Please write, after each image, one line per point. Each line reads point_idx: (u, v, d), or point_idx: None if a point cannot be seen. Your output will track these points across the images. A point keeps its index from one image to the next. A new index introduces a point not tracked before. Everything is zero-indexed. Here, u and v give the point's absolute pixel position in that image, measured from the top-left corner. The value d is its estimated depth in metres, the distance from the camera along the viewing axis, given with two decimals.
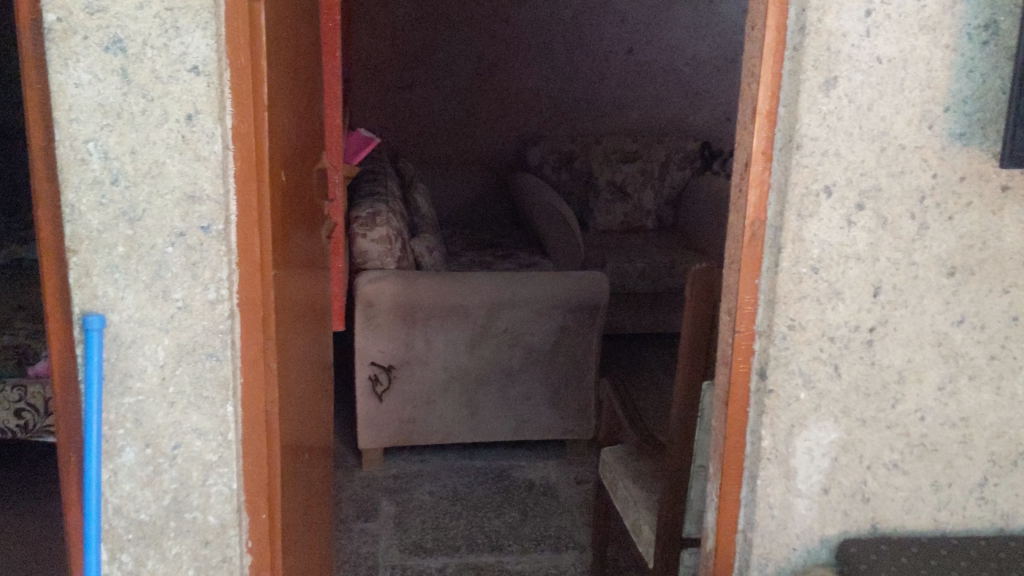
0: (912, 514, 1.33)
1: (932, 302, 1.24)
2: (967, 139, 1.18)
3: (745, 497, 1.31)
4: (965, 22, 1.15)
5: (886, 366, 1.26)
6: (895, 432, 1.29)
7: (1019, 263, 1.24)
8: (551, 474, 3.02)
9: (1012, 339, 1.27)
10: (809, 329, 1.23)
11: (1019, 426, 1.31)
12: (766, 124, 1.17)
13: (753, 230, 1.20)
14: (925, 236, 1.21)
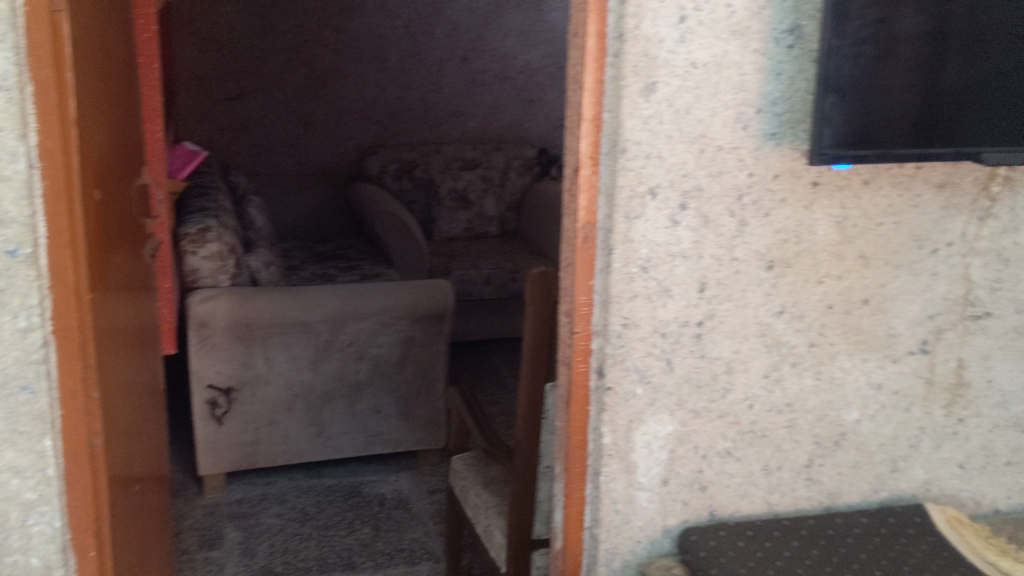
0: (747, 499, 1.39)
1: (754, 295, 1.30)
2: (779, 139, 1.24)
3: (590, 494, 1.33)
4: (772, 27, 1.20)
5: (715, 358, 1.31)
6: (726, 421, 1.34)
7: (831, 255, 1.31)
8: (402, 487, 2.99)
9: (828, 325, 1.33)
10: (642, 326, 1.27)
11: (839, 408, 1.38)
12: (592, 129, 1.20)
13: (584, 233, 1.23)
14: (744, 233, 1.27)
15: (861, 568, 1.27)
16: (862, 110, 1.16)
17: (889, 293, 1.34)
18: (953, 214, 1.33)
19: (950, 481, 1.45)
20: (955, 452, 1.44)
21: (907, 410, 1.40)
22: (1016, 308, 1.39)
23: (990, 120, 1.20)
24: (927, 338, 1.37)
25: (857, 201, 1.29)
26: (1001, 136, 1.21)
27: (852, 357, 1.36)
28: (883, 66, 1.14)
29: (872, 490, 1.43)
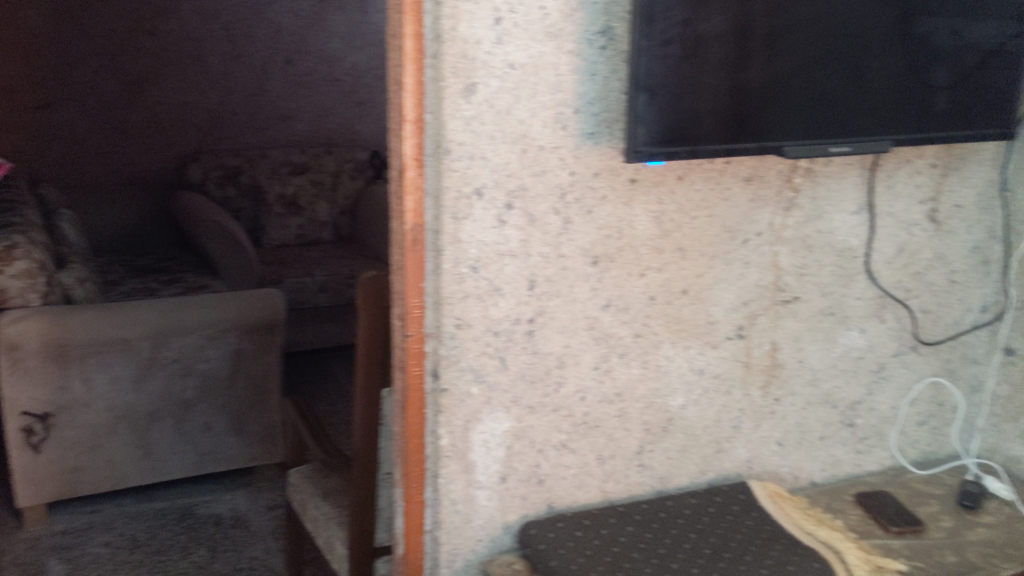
0: (583, 489, 1.42)
1: (581, 290, 1.33)
2: (596, 138, 1.28)
3: (430, 497, 1.33)
4: (584, 29, 1.23)
5: (547, 354, 1.33)
6: (560, 414, 1.37)
7: (651, 248, 1.35)
8: (240, 505, 2.89)
9: (652, 317, 1.38)
10: (474, 326, 1.28)
11: (666, 395, 1.43)
12: (414, 131, 1.19)
13: (414, 236, 1.22)
14: (569, 231, 1.30)
15: (692, 547, 1.32)
16: (672, 108, 1.20)
17: (706, 282, 1.40)
18: (761, 206, 1.40)
19: (770, 458, 1.53)
20: (773, 430, 1.52)
21: (728, 393, 1.47)
22: (822, 292, 1.48)
23: (789, 115, 1.27)
24: (743, 324, 1.44)
25: (672, 196, 1.34)
26: (799, 131, 1.29)
27: (675, 345, 1.41)
28: (691, 65, 1.19)
29: (700, 471, 1.49)
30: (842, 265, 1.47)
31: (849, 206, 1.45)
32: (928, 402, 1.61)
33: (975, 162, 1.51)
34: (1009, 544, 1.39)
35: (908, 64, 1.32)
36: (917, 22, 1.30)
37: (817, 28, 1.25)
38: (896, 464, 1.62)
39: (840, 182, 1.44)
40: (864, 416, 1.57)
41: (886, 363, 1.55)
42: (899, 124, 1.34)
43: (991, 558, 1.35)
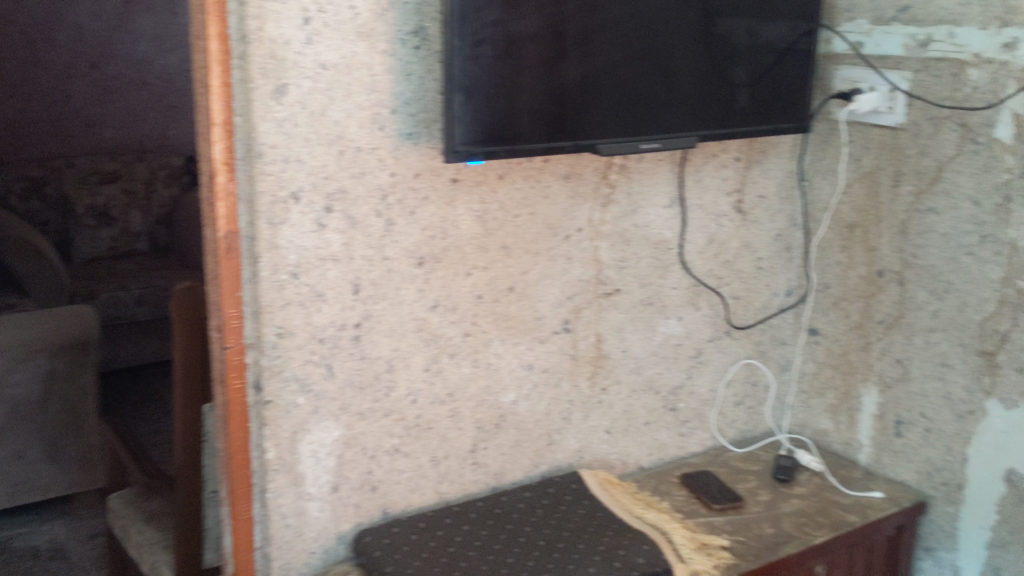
0: (417, 492, 1.41)
1: (408, 292, 1.32)
2: (415, 139, 1.27)
3: (258, 513, 1.28)
4: (397, 29, 1.22)
5: (375, 358, 1.31)
6: (391, 418, 1.35)
7: (476, 247, 1.36)
8: (59, 535, 2.71)
9: (480, 315, 1.39)
10: (298, 334, 1.24)
11: (497, 391, 1.44)
12: (223, 134, 1.14)
13: (227, 243, 1.18)
14: (392, 233, 1.28)
15: (527, 540, 1.34)
16: (488, 107, 1.21)
17: (531, 279, 1.42)
18: (579, 203, 1.43)
19: (600, 446, 1.57)
20: (602, 419, 1.55)
21: (557, 386, 1.49)
22: (641, 283, 1.52)
23: (602, 113, 1.30)
24: (568, 318, 1.47)
25: (494, 196, 1.35)
26: (613, 128, 1.32)
27: (504, 342, 1.42)
28: (505, 65, 1.20)
29: (533, 465, 1.51)
30: (658, 257, 1.53)
31: (662, 200, 1.50)
32: (743, 383, 1.69)
33: (774, 155, 1.59)
34: (819, 512, 1.47)
35: (711, 63, 1.38)
36: (717, 23, 1.36)
37: (625, 28, 1.28)
38: (717, 444, 1.69)
39: (653, 177, 1.49)
40: (685, 400, 1.63)
41: (703, 348, 1.62)
42: (705, 119, 1.41)
43: (805, 526, 1.43)
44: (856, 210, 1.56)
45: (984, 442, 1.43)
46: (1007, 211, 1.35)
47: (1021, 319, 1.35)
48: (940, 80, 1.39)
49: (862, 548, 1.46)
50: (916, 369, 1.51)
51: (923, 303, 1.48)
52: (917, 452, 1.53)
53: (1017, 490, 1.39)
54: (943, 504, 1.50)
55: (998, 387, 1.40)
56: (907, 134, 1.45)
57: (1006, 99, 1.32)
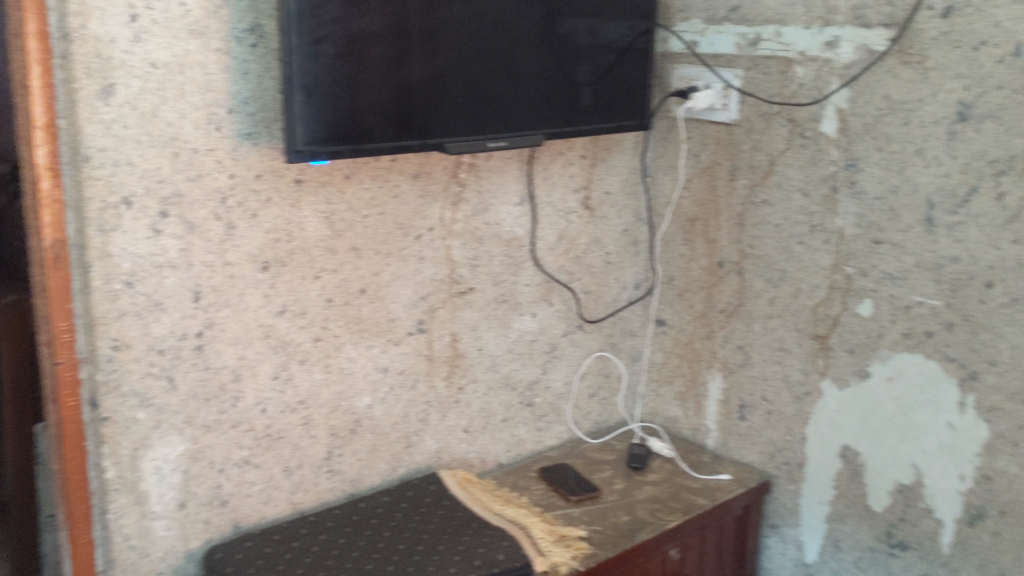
0: (270, 504, 1.36)
1: (252, 298, 1.27)
2: (255, 139, 1.23)
3: (99, 536, 1.20)
4: (231, 27, 1.18)
5: (220, 368, 1.26)
6: (239, 430, 1.30)
7: (324, 250, 1.32)
8: None
9: (330, 319, 1.35)
10: (135, 346, 1.18)
11: (350, 397, 1.40)
12: (45, 137, 1.07)
13: (54, 253, 1.10)
14: (234, 236, 1.24)
15: (386, 545, 1.30)
16: (331, 107, 1.17)
17: (383, 281, 1.39)
18: (430, 202, 1.41)
19: (458, 446, 1.55)
20: (459, 418, 1.54)
21: (413, 388, 1.47)
22: (494, 281, 1.52)
23: (448, 112, 1.29)
24: (423, 318, 1.45)
25: (341, 196, 1.32)
26: (460, 126, 1.31)
27: (356, 346, 1.39)
28: (347, 64, 1.17)
29: (391, 469, 1.48)
30: (511, 255, 1.53)
31: (512, 197, 1.51)
32: (596, 375, 1.72)
33: (619, 153, 1.63)
34: (671, 498, 1.50)
35: (554, 62, 1.39)
36: (559, 23, 1.38)
37: (469, 28, 1.28)
38: (573, 437, 1.72)
39: (502, 175, 1.49)
40: (541, 395, 1.65)
41: (556, 343, 1.64)
42: (550, 118, 1.42)
43: (658, 512, 1.45)
44: (696, 204, 1.59)
45: (820, 421, 1.47)
46: (834, 202, 1.39)
47: (850, 303, 1.39)
48: (769, 78, 1.42)
49: (712, 530, 1.49)
50: (756, 354, 1.55)
51: (761, 291, 1.52)
52: (760, 433, 1.57)
53: (851, 466, 1.44)
54: (786, 482, 1.54)
55: (831, 368, 1.44)
56: (741, 129, 1.49)
57: (830, 95, 1.35)
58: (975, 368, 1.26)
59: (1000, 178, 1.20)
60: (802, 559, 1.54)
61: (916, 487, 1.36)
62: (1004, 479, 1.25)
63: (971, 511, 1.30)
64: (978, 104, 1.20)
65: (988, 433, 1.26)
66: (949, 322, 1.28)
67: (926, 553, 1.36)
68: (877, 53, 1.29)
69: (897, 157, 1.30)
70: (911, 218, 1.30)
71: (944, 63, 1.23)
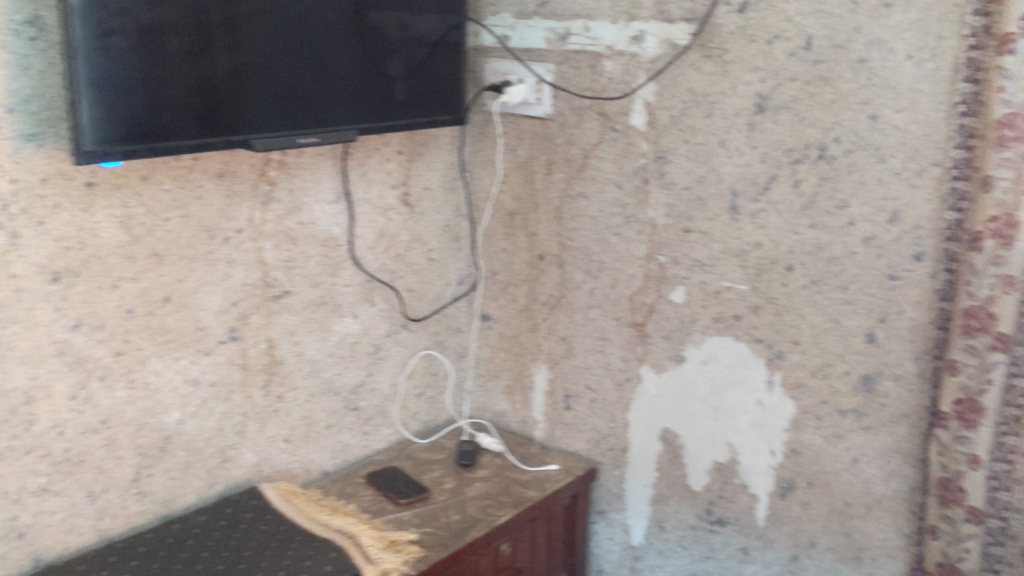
0: (74, 533, 1.25)
1: (43, 313, 1.16)
2: (39, 141, 1.13)
3: None
4: (7, 18, 1.08)
5: (9, 391, 1.14)
6: (35, 456, 1.18)
7: (122, 257, 1.23)
8: None
9: (132, 330, 1.26)
10: None
11: (159, 412, 1.31)
12: None
13: None
14: (18, 246, 1.12)
15: (205, 566, 1.22)
16: (125, 104, 1.09)
17: (189, 287, 1.31)
18: (237, 202, 1.34)
19: (279, 457, 1.48)
20: (279, 428, 1.47)
21: (228, 399, 1.39)
22: (310, 283, 1.46)
23: (254, 108, 1.23)
24: (235, 325, 1.38)
25: (139, 198, 1.23)
26: (269, 123, 1.26)
27: (162, 358, 1.30)
28: (141, 58, 1.09)
29: (207, 486, 1.40)
30: (327, 255, 1.48)
31: (326, 195, 1.46)
32: (423, 374, 1.69)
33: (435, 147, 1.60)
34: (502, 492, 1.47)
35: (365, 56, 1.36)
36: (368, 16, 1.34)
37: (273, 20, 1.22)
38: (401, 438, 1.68)
39: (314, 173, 1.43)
40: (366, 398, 1.60)
41: (380, 344, 1.60)
42: (363, 112, 1.38)
43: (489, 509, 1.41)
44: (515, 199, 1.60)
45: (641, 406, 1.50)
46: (645, 193, 1.42)
47: (665, 290, 1.43)
48: (579, 72, 1.44)
49: (542, 521, 1.47)
50: (579, 344, 1.57)
51: (580, 283, 1.53)
52: (585, 422, 1.59)
53: (672, 448, 1.47)
54: (611, 468, 1.57)
55: (649, 354, 1.47)
56: (555, 123, 1.50)
57: (638, 89, 1.38)
58: (781, 347, 1.33)
59: (796, 166, 1.26)
60: (629, 542, 1.57)
61: (732, 465, 1.41)
62: (811, 452, 1.32)
63: (783, 484, 1.36)
64: (775, 96, 1.26)
65: (793, 409, 1.33)
66: (755, 305, 1.34)
67: (743, 527, 1.42)
68: (680, 46, 1.33)
69: (702, 149, 1.34)
70: (717, 207, 1.34)
71: (742, 56, 1.27)
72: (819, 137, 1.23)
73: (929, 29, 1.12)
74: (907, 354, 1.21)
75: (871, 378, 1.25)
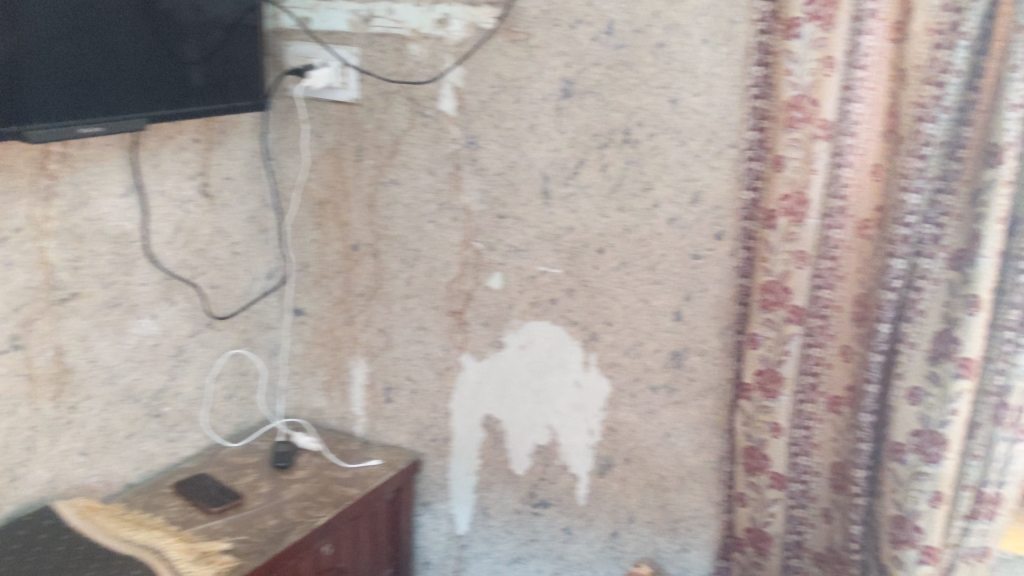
0: None
1: None
2: None
3: None
4: None
5: None
6: None
7: None
8: None
9: None
10: None
11: None
12: None
13: None
14: None
15: None
16: None
17: None
18: (14, 199, 1.20)
19: (76, 471, 1.35)
20: (74, 440, 1.34)
21: (13, 414, 1.24)
22: (102, 283, 1.34)
23: (34, 98, 1.11)
24: (16, 334, 1.23)
25: None
26: (49, 113, 1.13)
27: None
28: None
29: None
30: (120, 252, 1.36)
31: (116, 188, 1.34)
32: (232, 375, 1.60)
33: (236, 135, 1.52)
34: (321, 493, 1.41)
35: (155, 39, 1.26)
36: None
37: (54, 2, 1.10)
38: (211, 443, 1.58)
39: (101, 164, 1.31)
40: (171, 403, 1.49)
41: (183, 345, 1.49)
42: (157, 100, 1.29)
43: (308, 510, 1.36)
44: (324, 187, 1.54)
45: (463, 395, 1.49)
46: (458, 179, 1.40)
47: (481, 277, 1.42)
48: (385, 56, 1.40)
49: (365, 518, 1.43)
50: (397, 335, 1.53)
51: (396, 272, 1.50)
52: (406, 414, 1.56)
53: (494, 434, 1.47)
54: (434, 458, 1.55)
55: (468, 342, 1.46)
56: (362, 109, 1.45)
57: (445, 73, 1.36)
58: (595, 329, 1.34)
59: (604, 150, 1.28)
60: (454, 531, 1.55)
61: (552, 447, 1.42)
62: (627, 429, 1.35)
63: (601, 462, 1.39)
64: (580, 81, 1.27)
65: (609, 388, 1.35)
66: (570, 288, 1.35)
67: (565, 507, 1.43)
68: (486, 31, 1.32)
69: (512, 134, 1.34)
70: (529, 192, 1.35)
71: (547, 40, 1.28)
72: (624, 121, 1.25)
73: (722, 14, 1.15)
74: (713, 330, 1.26)
75: (680, 354, 1.29)
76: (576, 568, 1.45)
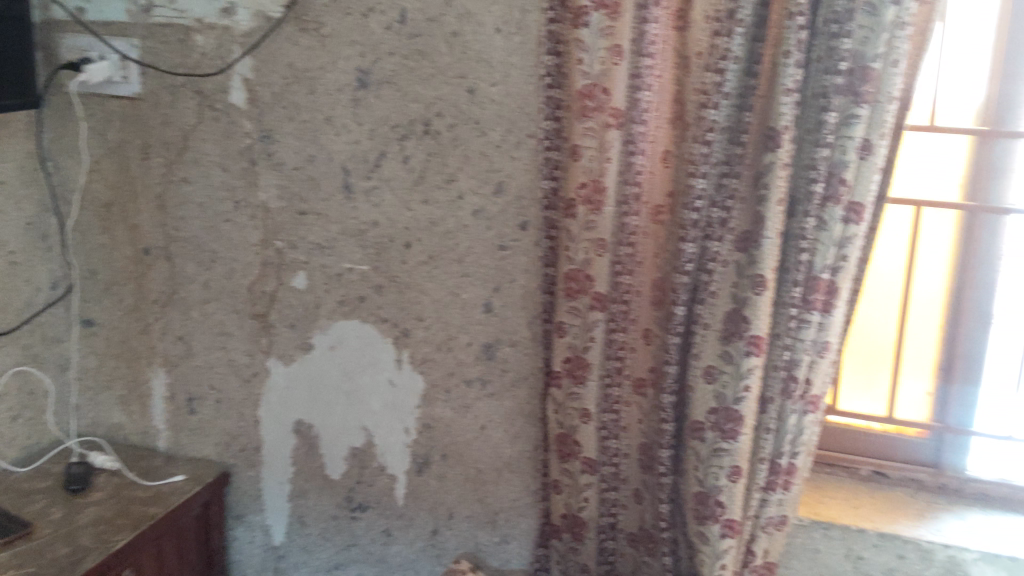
0: None
1: None
2: None
3: None
4: None
5: None
6: None
7: None
8: None
9: None
10: None
11: None
12: None
13: None
14: None
15: None
16: None
17: None
18: None
19: None
20: None
21: None
22: None
23: None
24: None
25: None
26: None
27: None
28: None
29: None
30: None
31: None
32: (17, 395, 1.45)
33: (6, 134, 1.37)
34: (118, 515, 1.33)
35: None
36: None
37: None
38: None
39: None
40: None
41: None
42: None
43: (104, 534, 1.27)
44: (109, 188, 1.44)
45: (272, 401, 1.43)
46: (254, 175, 1.34)
47: (284, 277, 1.37)
48: (168, 47, 1.33)
49: (169, 536, 1.36)
50: (197, 342, 1.46)
51: (193, 276, 1.43)
52: (212, 425, 1.49)
53: (307, 440, 1.43)
54: (245, 469, 1.48)
55: (274, 346, 1.41)
56: (146, 103, 1.37)
57: (234, 64, 1.30)
58: (406, 325, 1.32)
59: (404, 142, 1.25)
60: (270, 543, 1.50)
61: (368, 449, 1.39)
62: (442, 425, 1.34)
63: (417, 460, 1.37)
64: (375, 71, 1.24)
65: (422, 385, 1.33)
66: (377, 285, 1.32)
67: (384, 509, 1.41)
68: (274, 20, 1.26)
69: (308, 127, 1.29)
70: (330, 186, 1.31)
71: (338, 29, 1.24)
72: (422, 112, 1.23)
73: (512, 3, 1.15)
74: (522, 320, 1.26)
75: (492, 346, 1.28)
76: (398, 569, 1.43)
